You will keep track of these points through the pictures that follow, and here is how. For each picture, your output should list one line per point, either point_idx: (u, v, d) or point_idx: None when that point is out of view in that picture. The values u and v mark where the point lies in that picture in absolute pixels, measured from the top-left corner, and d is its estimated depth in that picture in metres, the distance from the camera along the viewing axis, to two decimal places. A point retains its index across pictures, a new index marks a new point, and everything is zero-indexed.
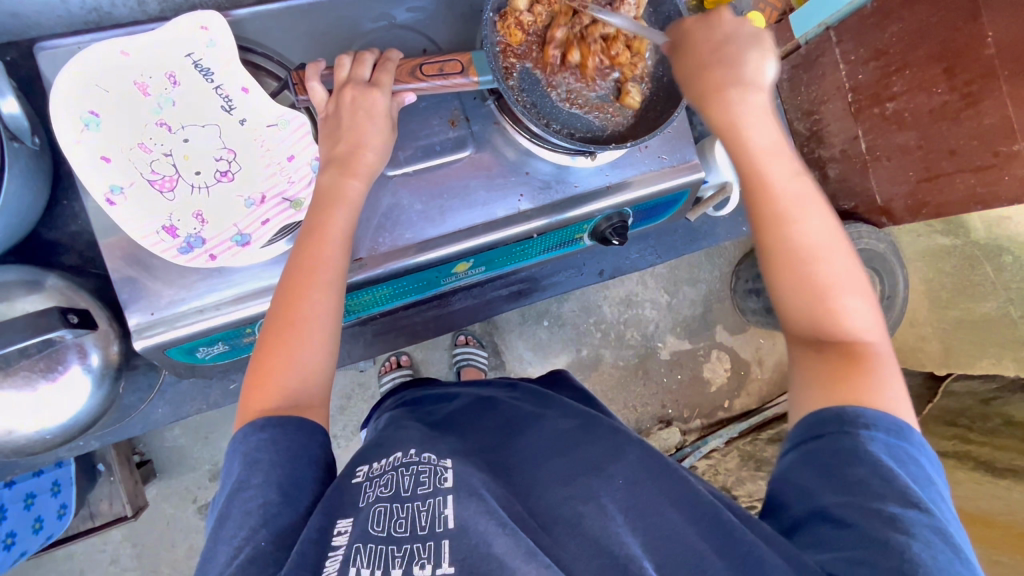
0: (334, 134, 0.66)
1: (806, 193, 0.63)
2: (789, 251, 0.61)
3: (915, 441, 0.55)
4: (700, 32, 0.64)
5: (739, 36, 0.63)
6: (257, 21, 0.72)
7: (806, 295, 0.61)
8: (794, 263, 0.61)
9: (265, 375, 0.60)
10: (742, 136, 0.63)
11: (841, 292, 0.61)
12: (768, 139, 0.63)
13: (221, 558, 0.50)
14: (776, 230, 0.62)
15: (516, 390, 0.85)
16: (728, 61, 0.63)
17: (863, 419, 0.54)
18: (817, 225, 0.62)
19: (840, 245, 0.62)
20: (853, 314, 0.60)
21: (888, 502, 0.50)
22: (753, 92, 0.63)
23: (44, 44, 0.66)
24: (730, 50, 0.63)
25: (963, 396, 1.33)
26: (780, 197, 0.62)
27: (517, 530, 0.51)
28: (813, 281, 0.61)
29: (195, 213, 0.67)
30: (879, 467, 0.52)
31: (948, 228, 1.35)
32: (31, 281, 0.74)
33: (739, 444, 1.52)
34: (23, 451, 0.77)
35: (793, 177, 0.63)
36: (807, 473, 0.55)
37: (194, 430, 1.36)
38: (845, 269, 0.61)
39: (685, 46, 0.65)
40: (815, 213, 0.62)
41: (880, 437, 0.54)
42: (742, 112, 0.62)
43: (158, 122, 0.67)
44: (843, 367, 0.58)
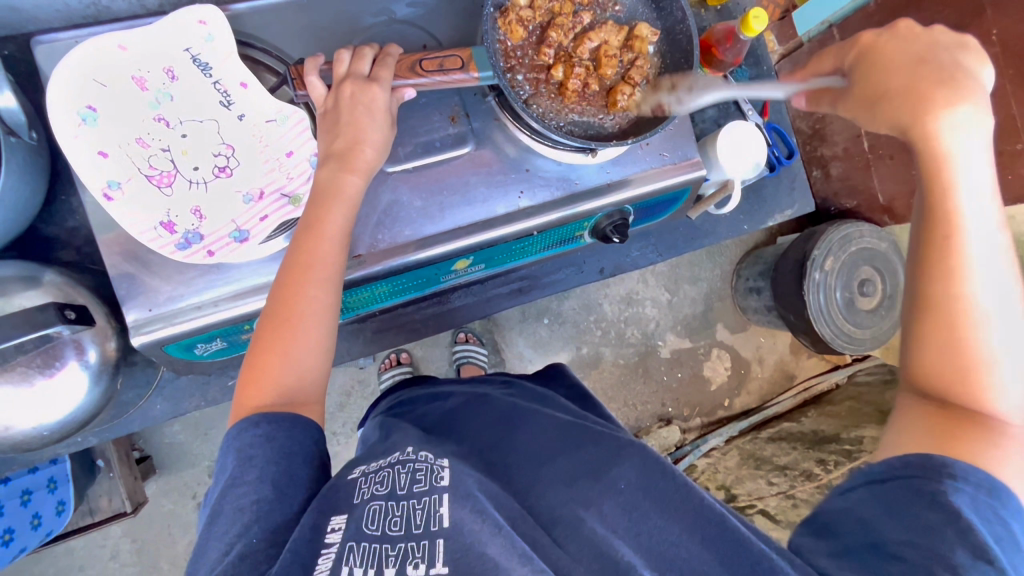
0: (333, 129, 0.65)
1: (998, 251, 0.51)
2: (951, 301, 0.51)
3: (1010, 507, 0.47)
4: (888, 47, 0.56)
5: (953, 55, 0.53)
6: (256, 15, 0.72)
7: (952, 351, 0.51)
8: (949, 315, 0.51)
9: (261, 373, 0.59)
10: (939, 162, 0.52)
11: (998, 365, 0.50)
12: (975, 172, 0.51)
13: (212, 555, 0.50)
14: (943, 274, 0.51)
15: (513, 387, 0.85)
16: (934, 75, 0.53)
17: (949, 468, 0.48)
18: (995, 286, 0.51)
19: (1018, 315, 0.51)
20: (1004, 393, 0.50)
21: (956, 549, 0.45)
22: (974, 117, 0.51)
23: (42, 38, 0.66)
24: (944, 66, 0.53)
25: None
26: (964, 242, 0.51)
27: (511, 533, 0.51)
28: (965, 341, 0.51)
29: (194, 208, 0.67)
30: (957, 518, 0.46)
31: None
32: (29, 277, 0.73)
33: (739, 444, 1.50)
34: (21, 447, 0.76)
35: (994, 232, 0.51)
36: (875, 507, 0.49)
37: (194, 426, 1.36)
38: (1011, 343, 0.51)
39: (876, 65, 0.56)
40: (1003, 274, 0.51)
41: (965, 490, 0.47)
42: (944, 133, 0.51)
43: (157, 117, 0.67)
44: (961, 427, 0.50)
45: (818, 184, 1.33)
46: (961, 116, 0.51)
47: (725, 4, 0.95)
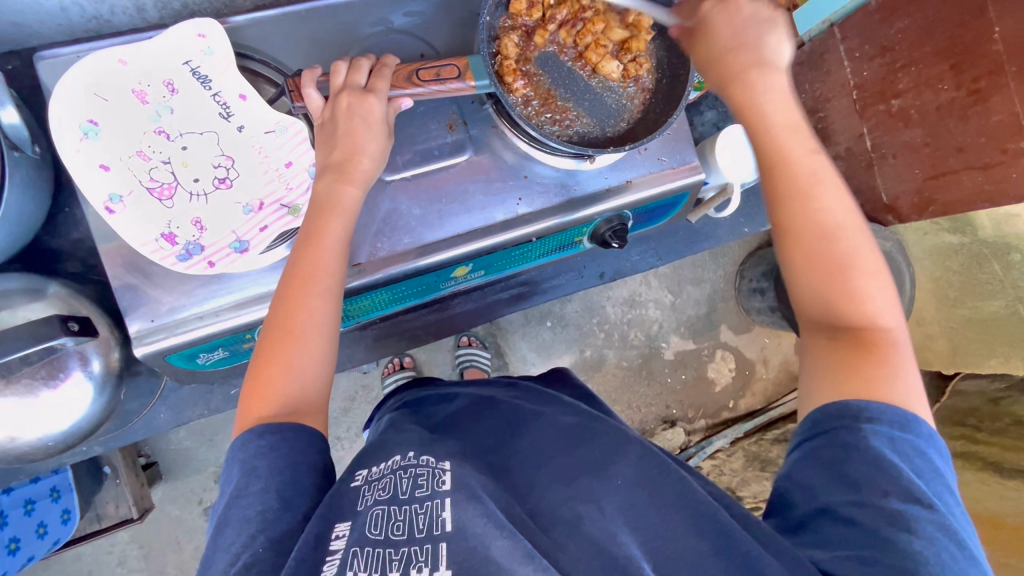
0: (331, 140, 0.66)
1: (827, 179, 0.62)
2: (808, 237, 0.61)
3: (922, 432, 0.54)
4: (717, 16, 0.65)
5: (758, 22, 0.65)
6: (256, 27, 0.72)
7: (827, 282, 0.60)
8: (813, 251, 0.61)
9: (265, 385, 0.60)
10: (763, 117, 0.63)
11: (863, 280, 0.60)
12: (787, 118, 0.63)
13: (219, 565, 0.50)
14: (794, 217, 0.61)
15: (517, 389, 0.84)
16: (740, 52, 0.64)
17: (866, 411, 0.54)
18: (837, 211, 0.61)
19: (864, 234, 0.61)
20: (874, 304, 0.59)
21: (889, 499, 0.51)
22: (774, 73, 0.64)
23: (44, 53, 0.66)
24: (752, 34, 0.64)
25: (973, 396, 1.36)
26: (800, 182, 0.62)
27: (514, 532, 0.51)
28: (833, 269, 0.60)
29: (194, 220, 0.68)
30: (882, 461, 0.52)
31: (955, 226, 1.27)
32: (34, 289, 0.74)
33: (745, 444, 1.52)
34: (24, 458, 0.77)
35: (815, 163, 0.62)
36: (813, 469, 0.55)
37: (200, 432, 1.37)
38: (865, 255, 0.61)
39: (706, 34, 0.66)
40: (837, 199, 0.61)
41: (883, 430, 0.53)
42: (763, 92, 0.63)
43: (157, 130, 0.68)
44: (857, 360, 0.57)
45: None
46: (763, 81, 0.63)
47: None
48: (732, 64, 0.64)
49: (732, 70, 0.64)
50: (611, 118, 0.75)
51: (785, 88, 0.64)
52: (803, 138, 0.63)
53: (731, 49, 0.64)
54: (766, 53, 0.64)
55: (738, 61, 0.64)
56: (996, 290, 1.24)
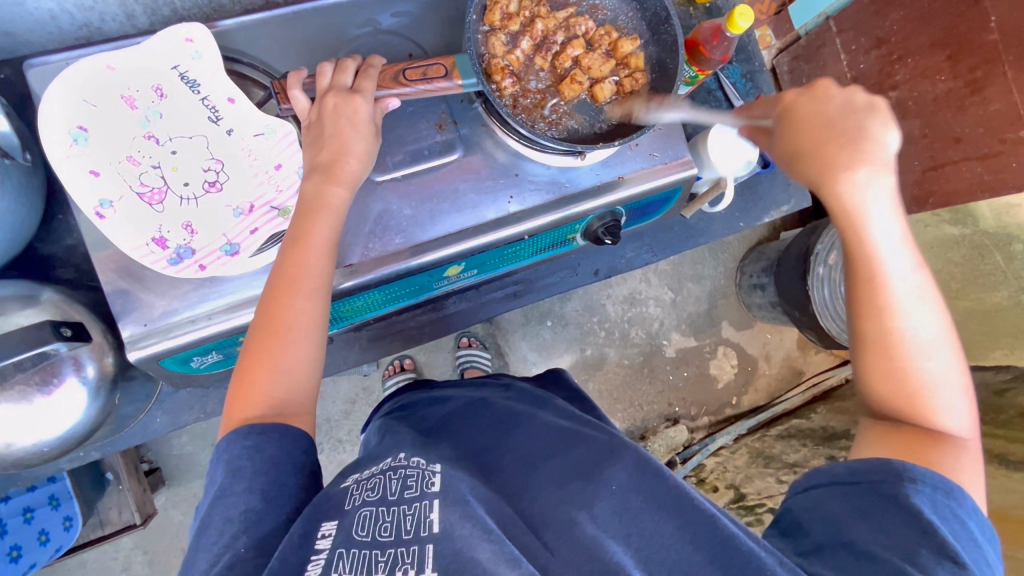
0: (318, 140, 0.66)
1: (919, 290, 0.57)
2: (889, 346, 0.57)
3: (965, 504, 0.54)
4: (803, 106, 0.58)
5: (855, 110, 0.56)
6: (244, 31, 0.73)
7: (902, 392, 0.57)
8: (890, 361, 0.57)
9: (251, 386, 0.60)
10: (858, 227, 0.56)
11: (938, 391, 0.57)
12: (889, 227, 0.56)
13: (201, 565, 0.51)
14: (876, 326, 0.57)
15: (511, 389, 0.85)
16: (841, 147, 0.55)
17: (909, 472, 0.54)
18: (922, 323, 0.57)
19: (947, 344, 0.58)
20: (949, 412, 0.57)
21: (923, 551, 0.50)
22: (878, 173, 0.55)
23: (33, 61, 0.67)
24: (849, 125, 0.55)
25: (978, 388, 1.33)
26: (888, 294, 0.56)
27: (500, 537, 0.51)
28: (909, 381, 0.57)
29: (184, 224, 0.68)
30: (920, 517, 0.52)
31: (956, 217, 1.28)
32: (28, 296, 0.75)
33: (749, 441, 1.50)
34: (22, 464, 0.78)
35: (912, 273, 0.57)
36: (841, 506, 0.54)
37: (202, 437, 1.37)
38: (944, 367, 0.57)
39: (789, 126, 0.58)
40: (926, 309, 0.57)
41: (925, 491, 0.53)
42: (860, 199, 0.55)
43: (146, 135, 0.68)
44: (922, 449, 0.56)
45: None
46: (868, 183, 0.55)
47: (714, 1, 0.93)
48: (824, 164, 0.55)
49: (824, 170, 0.55)
50: (602, 117, 0.75)
51: (895, 191, 0.56)
52: (905, 248, 0.57)
53: (826, 144, 0.56)
54: (875, 151, 0.55)
55: (839, 158, 0.55)
56: (999, 281, 1.23)
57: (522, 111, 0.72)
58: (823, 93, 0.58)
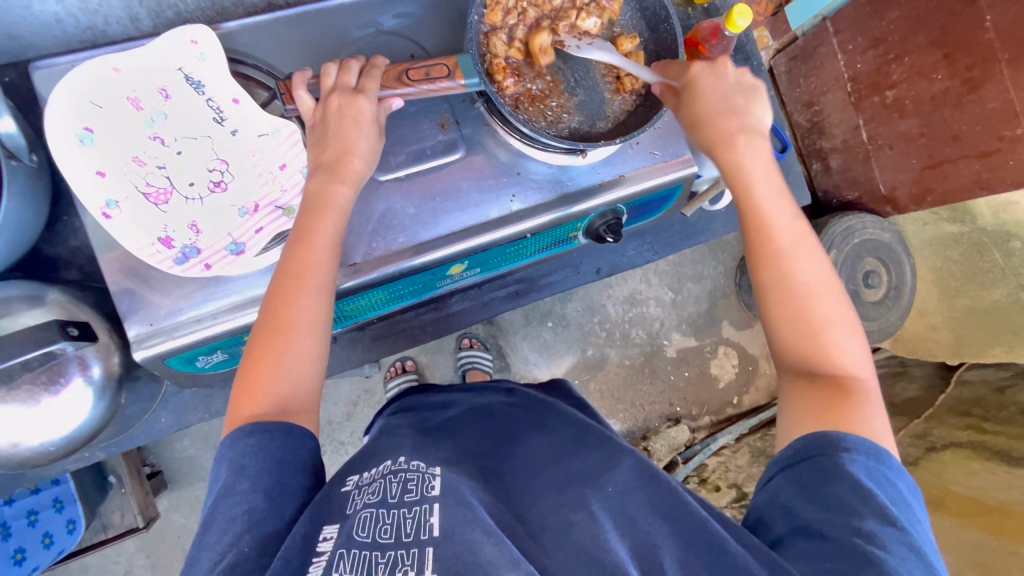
0: (322, 141, 0.66)
1: (804, 236, 0.65)
2: (786, 289, 0.63)
3: (895, 466, 0.55)
4: (705, 79, 0.67)
5: (744, 90, 0.68)
6: (248, 33, 0.73)
7: (801, 328, 0.62)
8: (788, 299, 0.62)
9: (256, 384, 0.60)
10: (746, 178, 0.66)
11: (835, 329, 0.62)
12: (771, 186, 0.66)
13: (204, 564, 0.51)
14: (772, 267, 0.63)
15: (514, 395, 0.85)
16: (726, 116, 0.66)
17: (844, 442, 0.54)
18: (813, 265, 0.63)
19: (837, 290, 0.64)
20: (847, 354, 0.61)
21: (865, 519, 0.51)
22: (757, 139, 0.67)
23: (40, 63, 0.67)
24: (738, 102, 0.67)
25: (977, 386, 1.35)
26: (778, 236, 0.64)
27: (502, 538, 0.51)
28: (807, 319, 0.62)
29: (190, 224, 0.68)
30: (859, 487, 0.52)
31: (953, 215, 1.28)
32: (33, 296, 0.75)
33: (750, 440, 1.50)
34: (28, 464, 0.78)
35: (796, 223, 0.65)
36: (791, 491, 0.55)
37: (204, 440, 1.37)
38: (838, 308, 0.62)
39: (694, 94, 0.66)
40: (814, 252, 0.64)
41: (859, 459, 0.54)
42: (745, 155, 0.66)
43: (152, 135, 0.68)
44: (833, 400, 0.58)
45: (818, 177, 1.33)
46: (749, 147, 0.66)
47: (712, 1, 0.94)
48: (715, 125, 0.66)
49: (716, 131, 0.66)
50: (602, 115, 0.76)
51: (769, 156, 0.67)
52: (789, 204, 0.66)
53: (718, 112, 0.66)
54: (750, 120, 0.67)
55: (727, 122, 0.66)
56: (997, 278, 1.23)
57: (520, 108, 0.73)
58: (723, 73, 0.68)
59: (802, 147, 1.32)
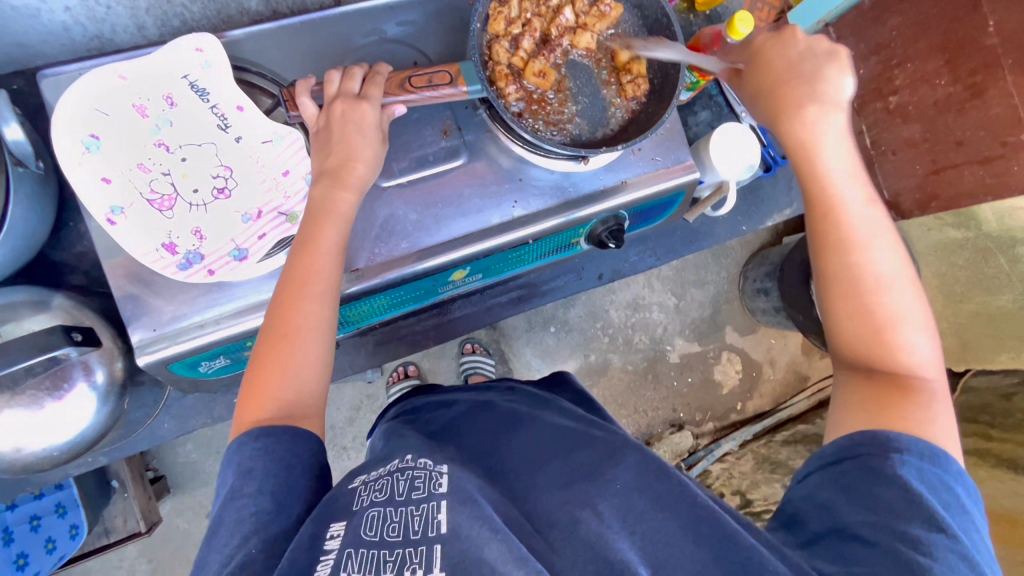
0: (326, 147, 0.67)
1: (879, 226, 0.62)
2: (851, 278, 0.61)
3: (950, 469, 0.54)
4: (773, 50, 0.65)
5: (815, 55, 0.64)
6: (252, 41, 0.74)
7: (865, 322, 0.60)
8: (852, 292, 0.61)
9: (261, 389, 0.61)
10: (814, 155, 0.63)
11: (903, 328, 0.60)
12: (842, 164, 0.63)
13: (212, 566, 0.51)
14: (838, 257, 0.61)
15: (516, 393, 0.85)
16: (798, 87, 0.63)
17: (896, 443, 0.54)
18: (884, 257, 0.61)
19: (907, 279, 0.61)
20: (913, 349, 0.59)
21: (912, 524, 0.50)
22: (831, 112, 0.63)
23: (46, 72, 0.68)
24: (807, 69, 0.63)
25: (983, 393, 1.34)
26: (847, 223, 0.61)
27: (508, 535, 0.51)
28: (872, 311, 0.60)
29: (194, 230, 0.69)
30: (907, 490, 0.52)
31: (958, 222, 1.24)
32: (39, 301, 0.76)
33: (754, 448, 1.51)
34: (33, 469, 0.78)
35: (867, 204, 0.62)
36: (830, 490, 0.55)
37: (206, 445, 1.38)
38: (906, 302, 0.60)
39: (759, 65, 0.66)
40: (889, 244, 0.62)
41: (910, 461, 0.53)
42: (815, 131, 0.62)
43: (157, 142, 0.69)
44: (894, 398, 0.57)
45: None
46: (822, 120, 0.63)
47: (714, 9, 0.95)
48: (781, 98, 0.64)
49: (782, 102, 0.63)
50: (606, 121, 0.76)
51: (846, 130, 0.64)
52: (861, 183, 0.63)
53: (784, 84, 0.63)
54: (825, 91, 0.62)
55: (798, 93, 0.63)
56: (1003, 283, 1.22)
57: (527, 120, 0.73)
58: (791, 42, 0.65)
59: None
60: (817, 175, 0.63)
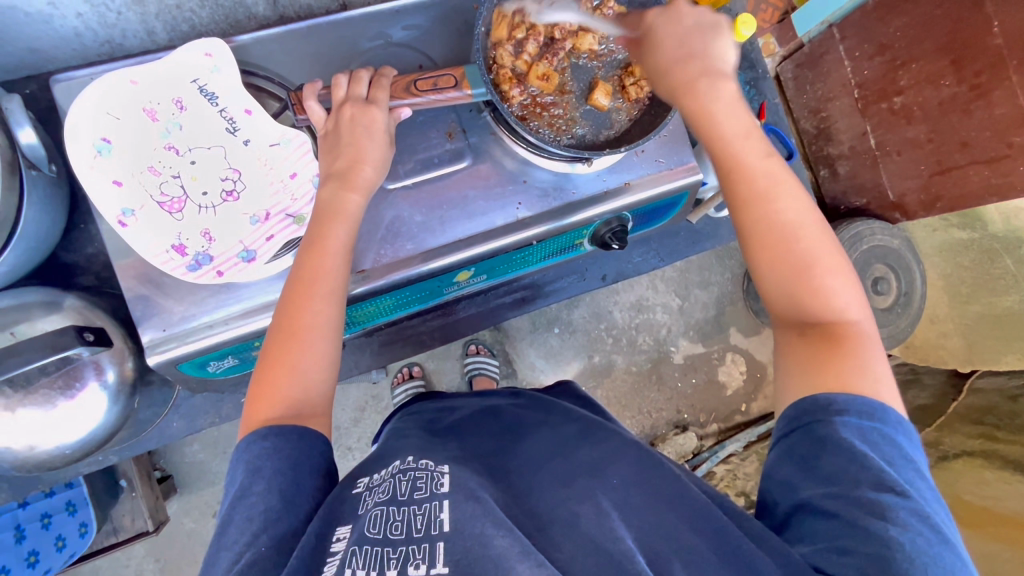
0: (334, 150, 0.68)
1: (780, 177, 0.63)
2: (765, 235, 0.61)
3: (891, 421, 0.54)
4: (663, 28, 0.67)
5: (702, 29, 0.66)
6: (261, 45, 0.75)
7: (788, 275, 0.60)
8: (770, 250, 0.61)
9: (270, 388, 0.61)
10: (714, 122, 0.64)
11: (823, 274, 0.60)
12: (740, 127, 0.64)
13: (223, 563, 0.52)
14: (748, 218, 0.62)
15: (520, 397, 0.85)
16: (695, 63, 0.65)
17: (835, 405, 0.54)
18: (792, 206, 0.62)
19: (818, 227, 0.62)
20: (837, 295, 0.60)
21: (864, 488, 0.51)
22: (721, 82, 0.65)
23: (59, 76, 0.69)
24: (697, 44, 0.66)
25: (990, 394, 1.30)
26: (752, 181, 0.62)
27: (513, 531, 0.52)
28: (792, 265, 0.60)
29: (203, 231, 0.70)
30: (853, 452, 0.52)
31: (964, 221, 1.33)
32: (51, 302, 0.77)
33: (758, 448, 1.51)
34: (44, 467, 0.80)
35: (768, 160, 0.63)
36: (789, 467, 0.55)
37: (213, 445, 1.39)
38: (824, 249, 0.61)
39: (652, 43, 0.67)
40: (794, 192, 0.62)
41: (852, 422, 0.53)
42: (710, 100, 0.64)
43: (167, 145, 0.70)
44: (821, 352, 0.57)
45: (826, 184, 1.33)
46: (715, 89, 0.64)
47: None
48: (683, 70, 0.65)
49: (684, 74, 0.65)
50: (609, 123, 0.77)
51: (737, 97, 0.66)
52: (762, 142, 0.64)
53: (680, 62, 0.65)
54: (717, 63, 0.66)
55: (692, 65, 0.65)
56: (1009, 285, 1.27)
57: (532, 124, 0.74)
58: (676, 15, 0.67)
59: (811, 154, 1.32)
60: (719, 139, 0.64)
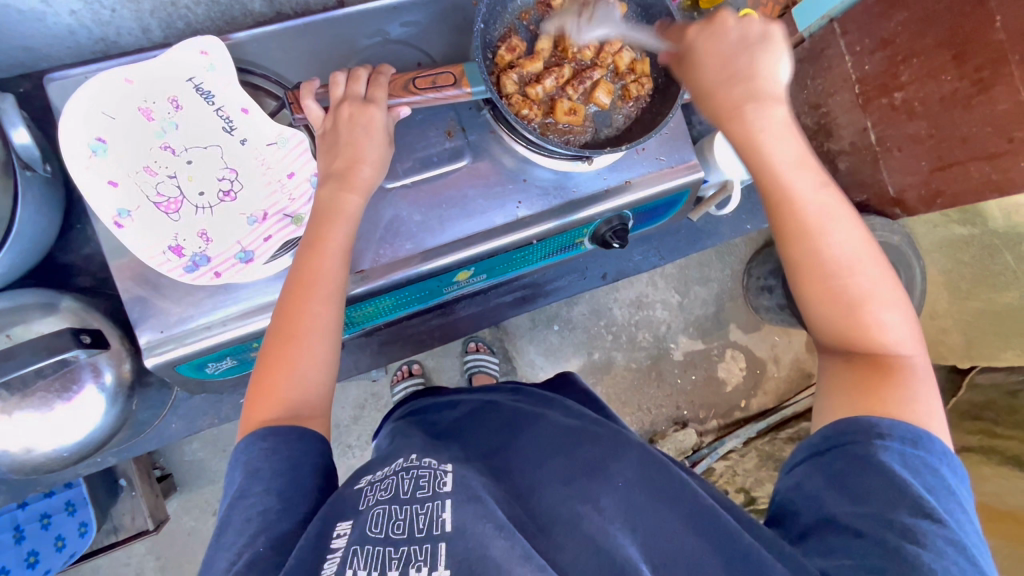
0: (332, 149, 0.67)
1: (834, 206, 0.61)
2: (816, 266, 0.60)
3: (935, 450, 0.54)
4: (703, 43, 0.62)
5: (748, 45, 0.61)
6: (257, 42, 0.74)
7: (838, 308, 0.60)
8: (820, 280, 0.60)
9: (269, 389, 0.61)
10: (761, 151, 0.60)
11: (874, 307, 0.59)
12: (792, 154, 0.61)
13: (221, 564, 0.51)
14: (800, 248, 0.60)
15: (520, 393, 0.85)
16: (740, 87, 0.60)
17: (877, 429, 0.54)
18: (846, 239, 0.60)
19: (872, 257, 0.60)
20: (887, 327, 0.59)
21: (899, 512, 0.50)
22: (770, 105, 0.60)
23: (53, 75, 0.69)
24: (741, 64, 0.60)
25: (988, 390, 1.33)
26: (804, 213, 0.60)
27: (512, 533, 0.51)
28: (843, 296, 0.60)
29: (200, 232, 0.69)
30: (892, 477, 0.52)
31: (964, 218, 1.24)
32: (47, 303, 0.77)
33: (757, 444, 1.51)
34: (43, 469, 0.79)
35: (819, 189, 0.61)
36: (819, 480, 0.55)
37: (213, 443, 1.39)
38: (877, 279, 0.60)
39: (691, 64, 0.63)
40: (847, 223, 0.60)
41: (894, 448, 0.53)
42: (759, 127, 0.60)
43: (163, 145, 0.69)
44: (871, 383, 0.57)
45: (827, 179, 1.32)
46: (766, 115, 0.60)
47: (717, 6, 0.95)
48: (729, 95, 0.61)
49: (732, 99, 0.61)
50: (610, 122, 0.76)
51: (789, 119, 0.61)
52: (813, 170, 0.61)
53: (720, 85, 0.61)
54: (764, 85, 0.60)
55: (737, 90, 0.60)
56: (1009, 281, 1.21)
57: (528, 117, 0.72)
58: (721, 31, 0.62)
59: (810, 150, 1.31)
60: (765, 168, 0.61)
